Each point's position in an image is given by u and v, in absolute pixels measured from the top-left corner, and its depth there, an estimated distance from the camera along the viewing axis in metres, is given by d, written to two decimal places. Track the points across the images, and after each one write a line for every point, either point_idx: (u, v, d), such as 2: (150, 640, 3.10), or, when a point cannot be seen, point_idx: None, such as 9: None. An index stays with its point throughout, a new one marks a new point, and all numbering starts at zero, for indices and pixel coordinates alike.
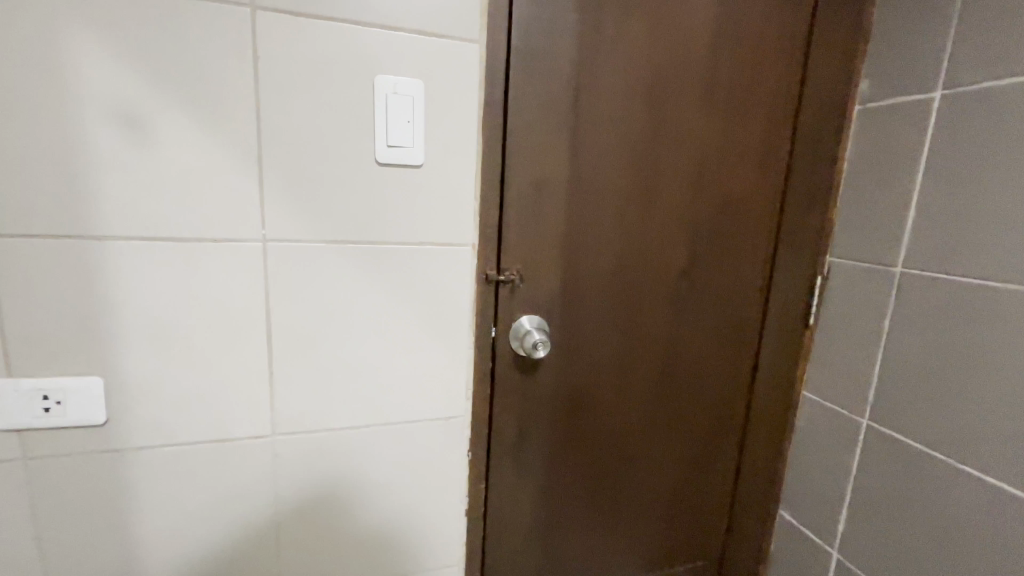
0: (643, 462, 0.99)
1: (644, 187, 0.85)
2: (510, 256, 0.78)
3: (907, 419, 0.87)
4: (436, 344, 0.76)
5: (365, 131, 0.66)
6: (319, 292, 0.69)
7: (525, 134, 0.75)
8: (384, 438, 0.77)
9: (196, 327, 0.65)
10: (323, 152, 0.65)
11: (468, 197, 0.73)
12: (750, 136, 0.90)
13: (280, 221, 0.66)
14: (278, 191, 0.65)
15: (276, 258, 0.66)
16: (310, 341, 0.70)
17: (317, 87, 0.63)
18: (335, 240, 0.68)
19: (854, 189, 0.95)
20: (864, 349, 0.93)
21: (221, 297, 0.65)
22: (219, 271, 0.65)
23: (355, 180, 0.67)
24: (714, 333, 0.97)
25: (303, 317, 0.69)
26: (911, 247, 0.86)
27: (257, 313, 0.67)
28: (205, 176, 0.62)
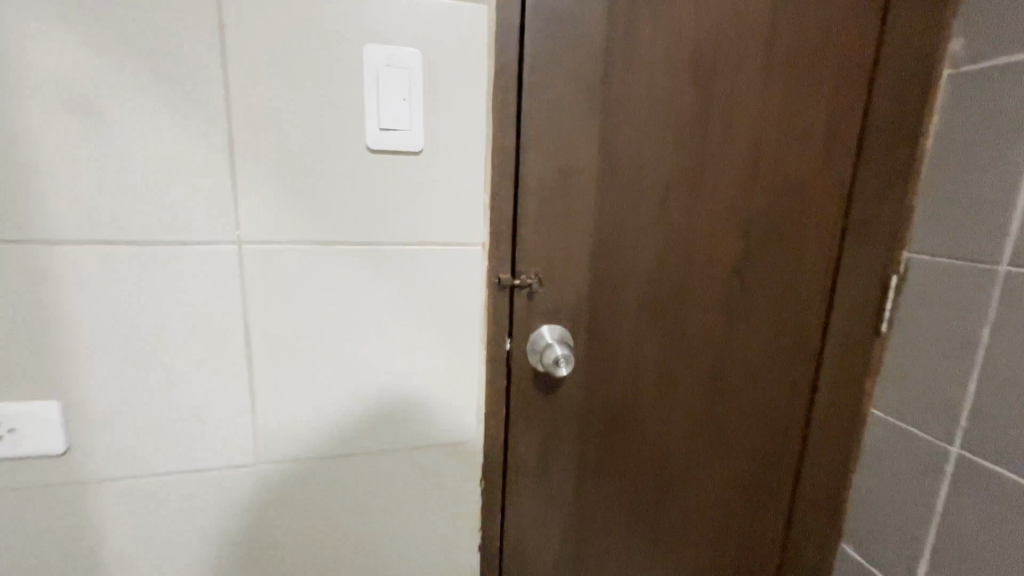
0: (683, 487, 0.87)
1: (687, 177, 0.73)
2: (525, 257, 0.67)
3: (1011, 452, 0.70)
4: (441, 361, 0.66)
5: (347, 117, 0.55)
6: (304, 296, 0.59)
7: (540, 116, 0.64)
8: (388, 466, 0.68)
9: (197, 339, 0.58)
10: (304, 143, 0.55)
11: (457, 187, 0.61)
12: (815, 114, 0.76)
13: (252, 218, 0.56)
14: (285, 188, 0.56)
15: (264, 256, 0.57)
16: (294, 355, 0.61)
17: (318, 85, 0.54)
18: (320, 236, 0.58)
19: (943, 171, 0.79)
20: (955, 363, 0.77)
21: (218, 308, 0.57)
22: (222, 280, 0.57)
23: (342, 171, 0.57)
24: (767, 343, 0.84)
25: (295, 327, 0.60)
26: (1019, 241, 0.69)
27: (244, 322, 0.58)
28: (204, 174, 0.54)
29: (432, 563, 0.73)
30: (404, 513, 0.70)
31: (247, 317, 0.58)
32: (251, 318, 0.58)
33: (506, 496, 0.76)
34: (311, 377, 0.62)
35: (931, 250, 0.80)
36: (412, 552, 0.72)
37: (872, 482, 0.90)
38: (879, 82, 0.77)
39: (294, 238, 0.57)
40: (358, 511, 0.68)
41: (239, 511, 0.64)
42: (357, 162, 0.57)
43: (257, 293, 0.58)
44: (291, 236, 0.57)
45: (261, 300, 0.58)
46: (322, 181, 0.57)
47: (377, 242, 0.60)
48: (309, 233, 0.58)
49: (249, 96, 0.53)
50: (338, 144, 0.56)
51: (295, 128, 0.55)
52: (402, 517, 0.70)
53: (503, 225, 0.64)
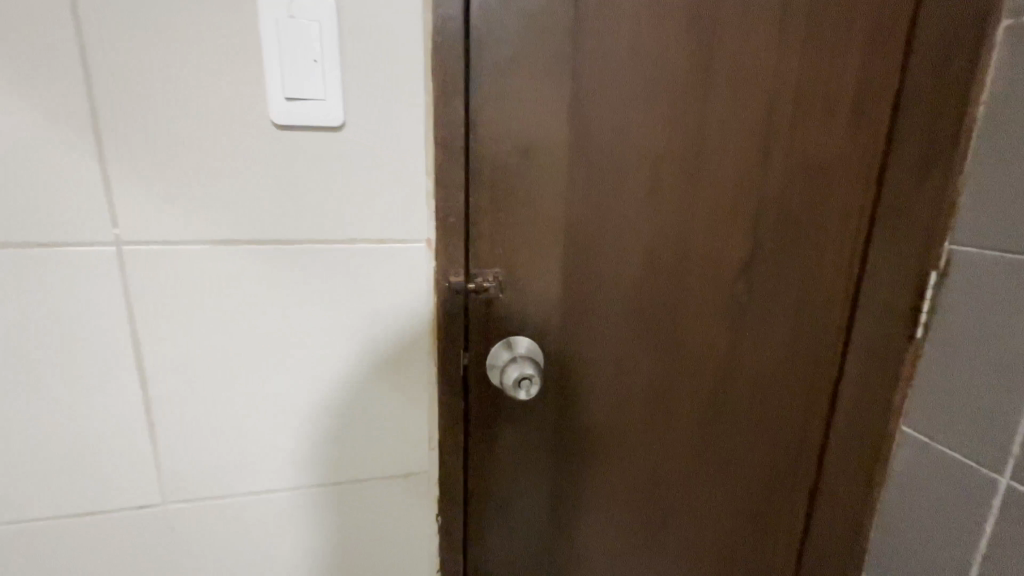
0: (679, 515, 0.76)
1: (682, 155, 0.60)
2: (480, 256, 0.56)
3: None
4: (402, 378, 0.56)
5: (244, 84, 0.44)
6: (212, 309, 0.49)
7: (495, 82, 0.52)
8: (391, 495, 0.59)
9: (187, 359, 0.50)
10: (194, 117, 0.44)
11: (384, 172, 0.49)
12: (842, 76, 0.63)
13: (226, 222, 0.47)
14: (288, 187, 0.48)
15: (242, 257, 0.49)
16: (201, 376, 0.51)
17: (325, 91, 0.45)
18: (225, 233, 0.48)
19: (996, 145, 0.65)
20: (1007, 377, 0.64)
21: (197, 322, 0.49)
22: (197, 291, 0.48)
23: (242, 153, 0.46)
24: (777, 352, 0.71)
25: (265, 341, 0.51)
26: None
27: (229, 336, 0.50)
28: (189, 173, 0.46)
29: (418, 561, 0.63)
30: (406, 513, 0.60)
31: (228, 327, 0.50)
32: (237, 332, 0.50)
33: (468, 531, 0.66)
34: (286, 399, 0.53)
35: (978, 242, 0.67)
36: (396, 556, 0.62)
37: (900, 511, 0.78)
38: (922, 35, 0.63)
39: (188, 236, 0.47)
40: (354, 536, 0.60)
41: (148, 560, 0.54)
42: (260, 141, 0.46)
43: (249, 305, 0.50)
44: (182, 235, 0.47)
45: (251, 311, 0.50)
46: (219, 165, 0.46)
47: (289, 239, 0.49)
48: (296, 235, 0.49)
49: (249, 100, 0.45)
50: (234, 119, 0.45)
51: (180, 99, 0.44)
52: (403, 517, 0.60)
53: (451, 217, 0.53)
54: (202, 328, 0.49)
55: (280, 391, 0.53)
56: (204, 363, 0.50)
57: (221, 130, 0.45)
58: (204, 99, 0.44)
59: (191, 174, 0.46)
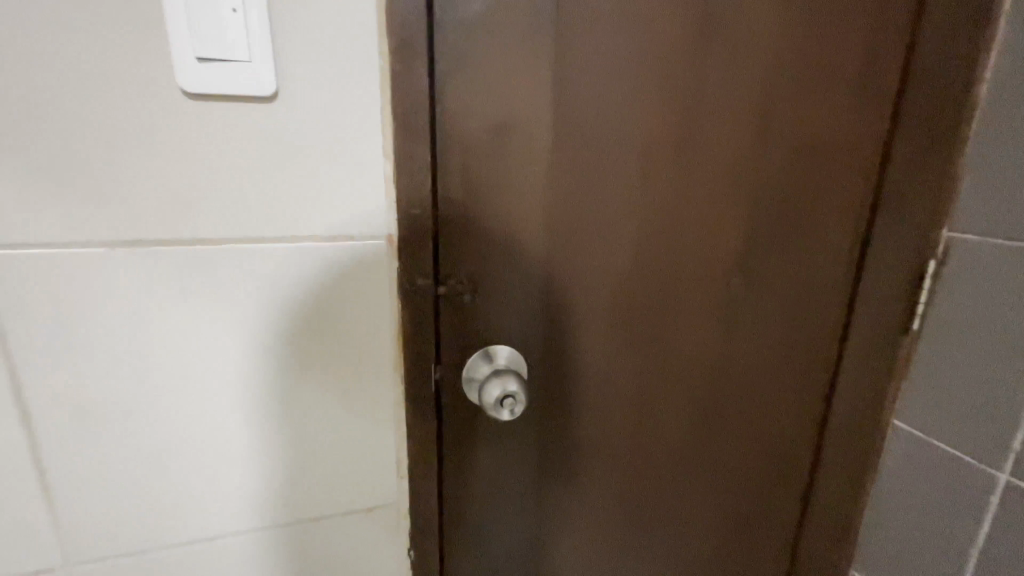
0: (669, 528, 0.70)
1: (674, 135, 0.53)
2: (451, 254, 0.47)
3: None
4: (370, 398, 0.47)
5: (140, 39, 0.34)
6: (123, 329, 0.39)
7: (464, 45, 0.43)
8: (394, 520, 0.53)
9: (132, 385, 0.41)
10: (74, 81, 0.34)
11: (334, 157, 0.40)
12: (846, 47, 0.56)
13: (206, 220, 0.39)
14: (291, 176, 0.40)
15: (232, 258, 0.40)
16: (106, 412, 0.41)
17: (261, 51, 0.36)
18: (131, 233, 0.38)
19: (999, 126, 0.61)
20: (1008, 370, 0.61)
21: (155, 339, 0.40)
22: (164, 298, 0.40)
23: (147, 131, 0.36)
24: (774, 355, 0.65)
25: (255, 357, 0.43)
26: None
27: (203, 354, 0.42)
28: (134, 155, 0.36)
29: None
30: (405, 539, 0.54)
31: (211, 342, 0.41)
32: (217, 347, 0.42)
33: (443, 562, 0.58)
34: (257, 427, 0.45)
35: (979, 229, 0.63)
36: None
37: (894, 509, 0.75)
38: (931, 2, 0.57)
39: (77, 238, 0.37)
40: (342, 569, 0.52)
41: None
42: (167, 115, 0.36)
43: (237, 313, 0.41)
44: (73, 236, 0.37)
45: (239, 320, 0.42)
46: (124, 145, 0.36)
47: (239, 237, 0.40)
48: (286, 229, 0.41)
49: (203, 68, 0.35)
50: (128, 85, 0.35)
51: (50, 56, 0.33)
52: (404, 543, 0.54)
53: (416, 208, 0.44)
54: (168, 345, 0.41)
55: (262, 416, 0.45)
56: (136, 391, 0.41)
57: (215, 110, 0.37)
58: (86, 57, 0.34)
59: (125, 159, 0.36)
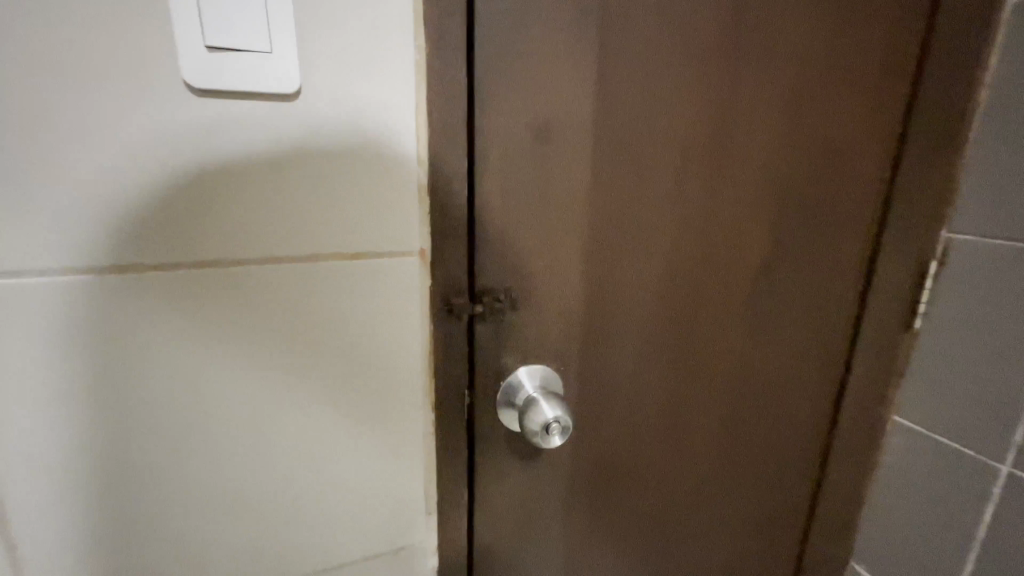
0: (689, 541, 0.68)
1: (707, 138, 0.49)
2: (486, 268, 0.43)
3: None
4: (393, 431, 0.43)
5: (140, 26, 0.28)
6: (112, 371, 0.33)
7: (504, 38, 0.39)
8: (417, 560, 0.48)
9: (123, 436, 0.34)
10: (53, 74, 0.28)
11: (362, 164, 0.36)
12: (868, 48, 0.55)
13: (211, 239, 0.33)
14: (309, 187, 0.35)
15: (236, 281, 0.35)
16: (88, 471, 0.34)
17: (284, 42, 0.31)
18: (120, 256, 0.31)
19: (1002, 132, 0.61)
20: (1008, 368, 0.62)
21: (154, 381, 0.34)
22: (169, 333, 0.34)
23: (144, 136, 0.30)
24: (790, 360, 0.64)
25: (264, 393, 0.37)
26: None
27: (213, 394, 0.36)
28: (129, 163, 0.30)
29: None
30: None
31: (213, 379, 0.36)
32: (231, 385, 0.36)
33: None
34: (272, 473, 0.39)
35: (981, 231, 0.64)
36: None
37: (895, 503, 0.75)
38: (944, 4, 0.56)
39: (58, 265, 0.30)
40: None
41: None
42: (168, 117, 0.30)
43: (256, 344, 0.36)
44: (47, 264, 0.30)
45: (258, 352, 0.37)
46: (115, 152, 0.30)
47: (253, 257, 0.35)
48: (310, 247, 0.36)
49: (214, 60, 0.30)
50: (119, 80, 0.29)
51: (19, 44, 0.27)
52: None
53: (451, 220, 0.40)
54: (171, 387, 0.35)
55: (279, 460, 0.39)
56: (126, 444, 0.34)
57: (225, 112, 0.31)
58: (67, 46, 0.28)
59: (115, 168, 0.30)
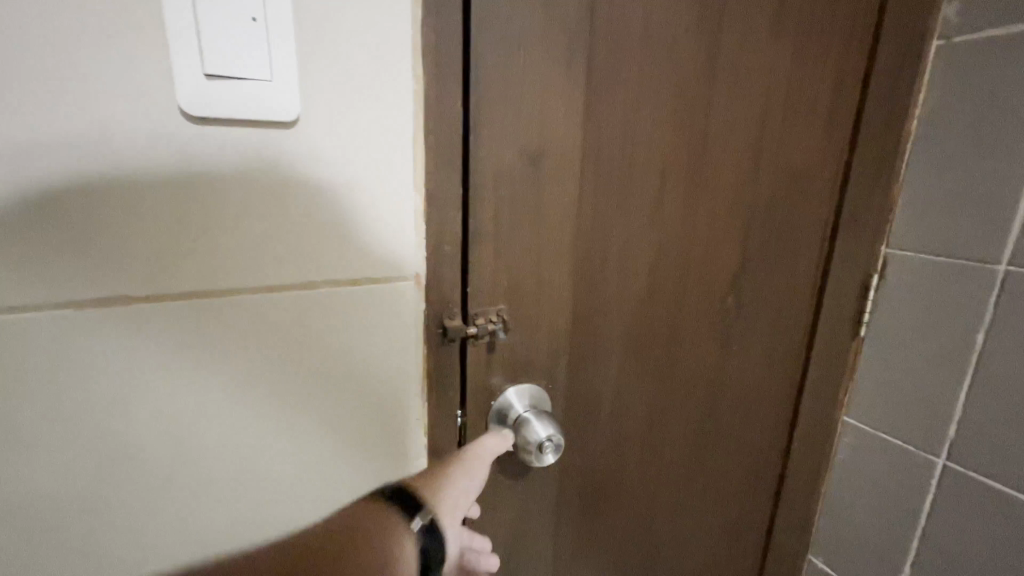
0: (667, 545, 0.70)
1: (686, 163, 0.52)
2: (477, 291, 0.44)
3: (998, 482, 0.60)
4: (385, 457, 0.42)
5: (145, 60, 0.28)
6: (99, 404, 0.32)
7: (495, 69, 0.40)
8: None
9: (121, 470, 0.34)
10: (61, 110, 0.28)
11: (359, 192, 0.36)
12: (821, 79, 0.57)
13: (205, 269, 0.33)
14: (304, 214, 0.34)
15: (227, 310, 0.34)
16: (77, 507, 0.33)
17: (280, 71, 0.31)
18: (121, 290, 0.31)
19: (931, 157, 0.63)
20: (937, 374, 0.65)
21: (146, 413, 0.34)
22: (162, 364, 0.33)
23: (145, 166, 0.30)
24: (757, 370, 0.68)
25: (255, 422, 0.37)
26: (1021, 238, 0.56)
27: (204, 424, 0.35)
28: (128, 196, 0.30)
29: None
30: None
31: (205, 409, 0.35)
32: (222, 415, 0.36)
33: None
34: (262, 503, 0.38)
35: (916, 246, 0.66)
36: None
37: (849, 498, 0.76)
38: (885, 34, 0.58)
39: (63, 300, 0.30)
40: None
41: None
42: (166, 147, 0.30)
43: (249, 373, 0.36)
44: (42, 298, 0.30)
45: (248, 381, 0.36)
46: (112, 185, 0.30)
47: (249, 287, 0.34)
48: (307, 275, 0.36)
49: (212, 89, 0.29)
50: (112, 109, 0.28)
51: (11, 74, 0.26)
52: None
53: (446, 245, 0.41)
54: (162, 418, 0.34)
55: (268, 491, 0.38)
56: (125, 477, 0.34)
57: (222, 143, 0.31)
58: (63, 77, 0.27)
59: (111, 200, 0.30)
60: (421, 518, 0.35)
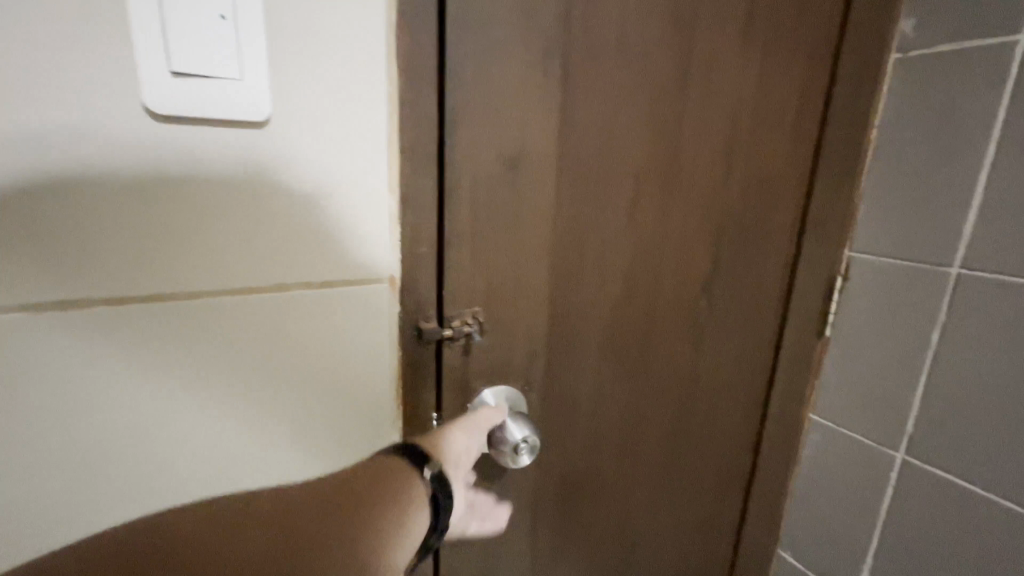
0: (642, 542, 0.71)
1: (659, 167, 0.53)
2: (453, 293, 0.44)
3: (952, 474, 0.63)
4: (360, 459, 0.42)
5: (110, 57, 0.27)
6: (60, 411, 0.31)
7: (470, 72, 0.40)
8: None
9: (86, 476, 0.33)
10: (21, 108, 0.27)
11: (333, 192, 0.35)
12: (788, 87, 0.59)
13: (172, 271, 0.32)
14: (275, 214, 0.34)
15: (196, 313, 0.33)
16: (38, 515, 0.32)
17: (249, 70, 0.30)
18: (84, 292, 0.30)
19: (890, 164, 0.66)
20: (896, 372, 0.68)
21: (111, 419, 0.33)
22: (126, 369, 0.32)
23: (110, 165, 0.29)
24: (728, 369, 0.69)
25: (225, 427, 0.36)
26: (971, 244, 0.59)
27: (172, 429, 0.34)
28: (91, 195, 0.29)
29: None
30: None
31: (172, 414, 0.34)
32: (190, 419, 0.35)
33: None
34: None
35: (876, 249, 0.69)
36: None
37: (816, 492, 0.79)
38: (847, 45, 0.61)
39: (21, 303, 0.29)
40: None
41: None
42: (132, 146, 0.29)
43: (218, 377, 0.35)
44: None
45: (218, 385, 0.35)
46: (74, 183, 0.29)
47: (218, 289, 0.33)
48: (279, 278, 0.35)
49: (179, 86, 0.29)
50: (76, 104, 0.28)
51: None
52: None
53: (421, 247, 0.41)
54: (125, 424, 0.33)
55: None
56: (88, 484, 0.33)
57: (191, 142, 0.30)
58: (23, 73, 0.26)
59: (70, 198, 0.29)
60: (432, 467, 0.35)
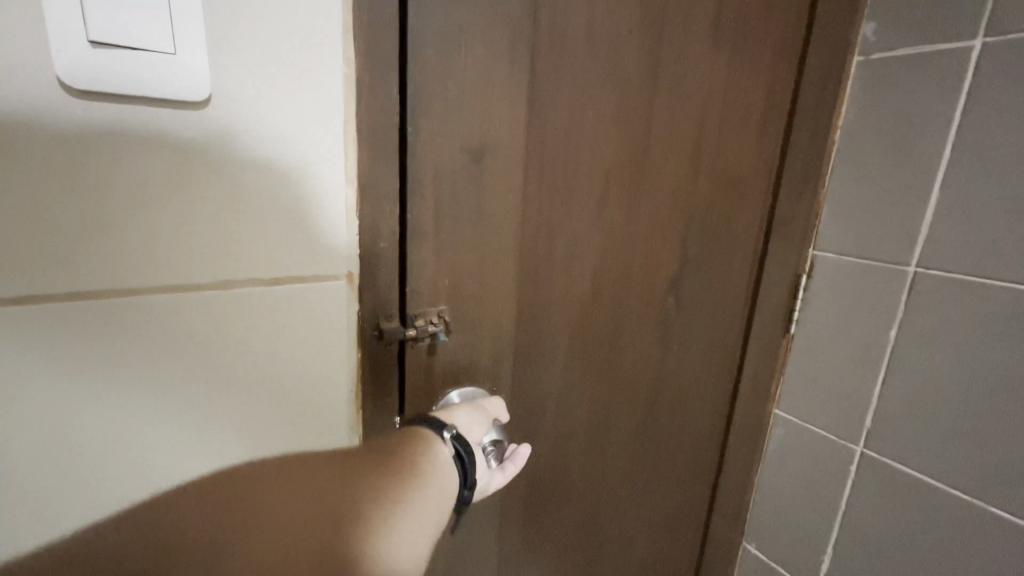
0: (610, 539, 0.71)
1: (629, 162, 0.53)
2: (416, 290, 0.42)
3: (908, 466, 0.65)
4: None
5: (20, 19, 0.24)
6: None
7: (435, 57, 0.38)
8: None
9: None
10: None
11: (283, 181, 0.32)
12: (757, 84, 0.59)
13: (97, 264, 0.29)
14: (216, 203, 0.31)
15: (123, 311, 0.30)
16: None
17: (184, 43, 0.27)
18: None
19: (852, 164, 0.68)
20: (855, 366, 0.70)
21: (29, 430, 0.29)
22: (40, 377, 0.29)
23: (19, 143, 0.25)
24: (696, 365, 0.70)
25: (160, 436, 0.33)
26: (927, 243, 0.61)
27: (100, 439, 0.31)
28: None
29: None
30: None
31: (100, 423, 0.31)
32: (120, 428, 0.31)
33: None
34: None
35: (838, 247, 0.70)
36: None
37: (778, 485, 0.81)
38: (814, 45, 0.61)
39: None
40: None
41: None
42: (46, 122, 0.26)
43: (151, 381, 0.31)
44: None
45: (149, 391, 0.32)
46: None
47: (151, 285, 0.30)
48: (221, 273, 0.32)
49: (100, 56, 0.26)
50: None
51: None
52: None
53: (382, 242, 0.39)
54: (47, 435, 0.30)
55: None
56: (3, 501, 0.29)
57: (117, 121, 0.27)
58: None
59: None
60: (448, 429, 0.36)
